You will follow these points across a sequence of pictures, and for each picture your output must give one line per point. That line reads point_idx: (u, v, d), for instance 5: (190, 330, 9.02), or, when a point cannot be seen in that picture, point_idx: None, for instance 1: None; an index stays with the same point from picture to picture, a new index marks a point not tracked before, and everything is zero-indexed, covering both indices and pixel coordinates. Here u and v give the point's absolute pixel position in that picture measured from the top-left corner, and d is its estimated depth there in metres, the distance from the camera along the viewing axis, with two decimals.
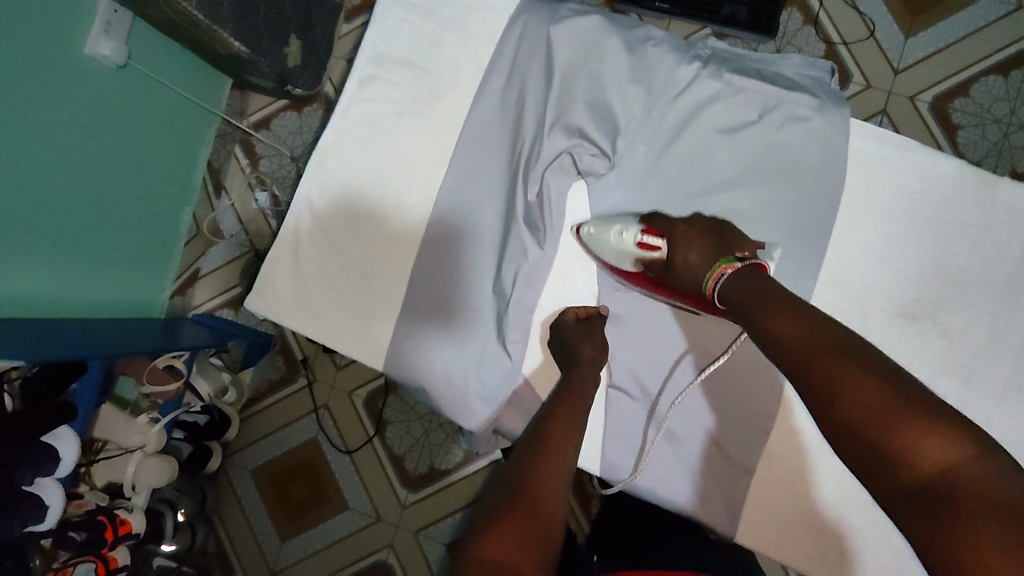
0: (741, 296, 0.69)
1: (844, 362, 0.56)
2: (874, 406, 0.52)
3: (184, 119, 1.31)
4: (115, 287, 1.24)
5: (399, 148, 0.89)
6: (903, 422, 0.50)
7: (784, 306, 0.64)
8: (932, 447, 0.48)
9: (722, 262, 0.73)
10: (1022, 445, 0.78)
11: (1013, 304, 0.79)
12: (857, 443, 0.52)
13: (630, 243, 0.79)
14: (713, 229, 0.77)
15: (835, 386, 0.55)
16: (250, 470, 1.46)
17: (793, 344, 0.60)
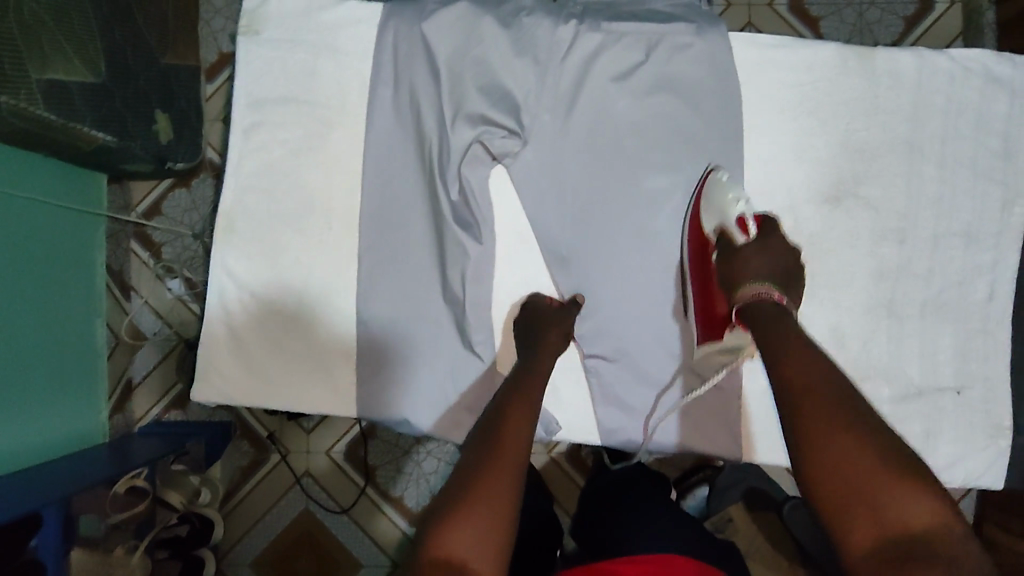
0: (764, 320, 0.68)
1: (844, 420, 0.58)
2: (868, 470, 0.55)
3: (65, 227, 1.22)
4: (48, 425, 1.15)
5: (303, 189, 0.84)
6: (891, 488, 0.53)
7: (798, 346, 0.65)
8: (908, 505, 0.52)
9: (774, 286, 0.70)
10: (964, 284, 0.82)
11: (921, 158, 0.82)
12: (839, 492, 0.55)
13: (734, 210, 0.74)
14: (781, 263, 0.72)
15: (826, 442, 0.57)
16: (250, 563, 1.38)
17: (799, 383, 0.62)
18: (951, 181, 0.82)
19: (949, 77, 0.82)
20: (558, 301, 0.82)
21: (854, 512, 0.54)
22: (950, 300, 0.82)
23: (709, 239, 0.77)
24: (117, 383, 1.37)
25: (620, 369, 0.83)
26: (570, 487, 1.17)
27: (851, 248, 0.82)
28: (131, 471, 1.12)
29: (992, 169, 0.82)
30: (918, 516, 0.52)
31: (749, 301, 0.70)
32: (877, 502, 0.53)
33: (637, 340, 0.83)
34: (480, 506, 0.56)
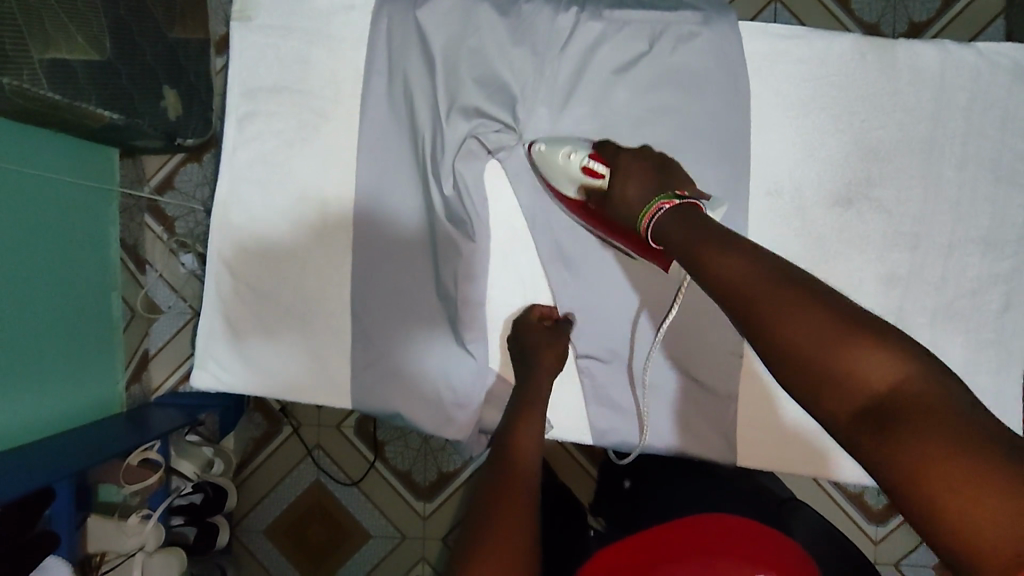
0: (674, 233, 0.65)
1: (791, 294, 0.52)
2: (827, 335, 0.49)
3: (79, 201, 1.23)
4: (67, 396, 1.19)
5: (297, 181, 0.84)
6: (856, 347, 0.47)
7: (716, 242, 0.60)
8: (872, 366, 0.46)
9: (660, 197, 0.69)
10: (978, 293, 0.78)
11: (941, 159, 0.78)
12: (807, 376, 0.49)
13: (576, 166, 0.76)
14: (658, 169, 0.73)
15: (777, 319, 0.52)
16: (263, 530, 1.43)
17: (730, 280, 0.56)
18: (970, 185, 0.78)
19: (975, 72, 0.77)
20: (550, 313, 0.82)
21: (819, 384, 0.48)
22: (963, 309, 0.79)
23: (581, 200, 0.78)
24: (134, 354, 1.41)
25: (614, 370, 0.83)
26: (573, 472, 1.18)
27: (861, 253, 0.79)
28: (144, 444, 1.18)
29: (1013, 173, 0.78)
30: (886, 376, 0.45)
31: (653, 225, 0.68)
32: (840, 371, 0.47)
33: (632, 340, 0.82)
34: (520, 466, 0.64)
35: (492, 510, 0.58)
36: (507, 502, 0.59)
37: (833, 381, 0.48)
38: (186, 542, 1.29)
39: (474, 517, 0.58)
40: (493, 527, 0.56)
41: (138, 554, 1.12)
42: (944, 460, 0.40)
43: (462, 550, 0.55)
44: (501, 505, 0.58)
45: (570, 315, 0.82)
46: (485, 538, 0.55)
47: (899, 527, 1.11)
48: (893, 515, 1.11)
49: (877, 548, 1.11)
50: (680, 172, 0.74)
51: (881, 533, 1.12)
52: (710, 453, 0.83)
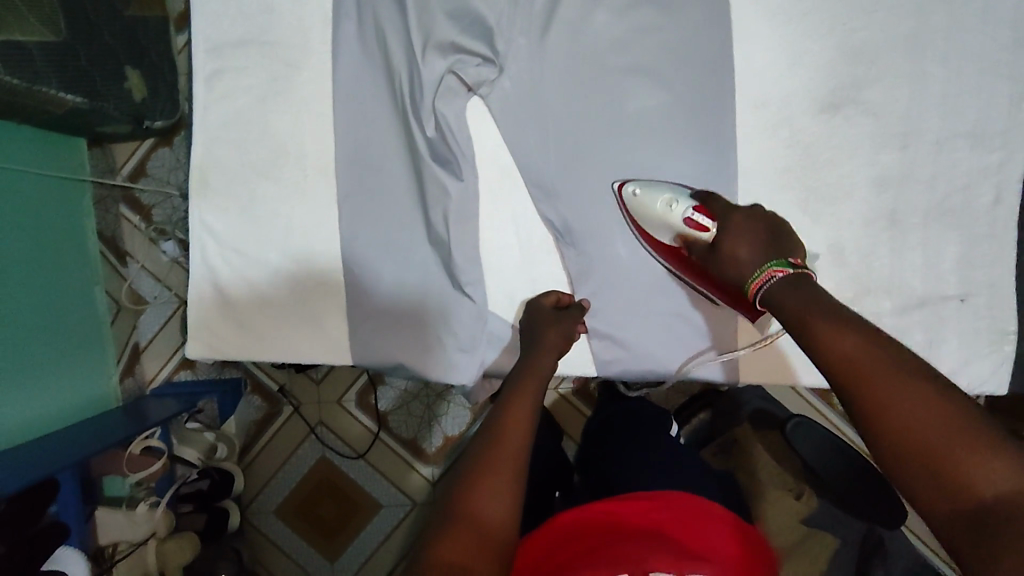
0: (789, 295, 0.59)
1: (916, 382, 0.47)
2: (949, 437, 0.44)
3: (52, 194, 1.20)
4: (62, 391, 1.17)
5: (274, 138, 0.81)
6: (980, 451, 0.42)
7: (830, 312, 0.55)
8: (990, 473, 0.41)
9: (771, 263, 0.62)
10: (968, 188, 0.78)
11: (924, 56, 0.77)
12: (918, 472, 0.44)
13: (677, 214, 0.73)
14: (770, 236, 0.66)
15: (890, 400, 0.46)
16: (273, 511, 1.42)
17: (839, 350, 0.51)
18: (953, 81, 0.77)
19: None
20: (569, 299, 0.81)
21: (935, 486, 0.43)
22: (955, 207, 0.78)
23: (679, 248, 0.75)
24: (125, 347, 1.39)
25: (611, 299, 0.82)
26: (578, 420, 1.18)
27: (852, 159, 0.78)
28: (144, 432, 1.15)
29: (998, 64, 0.77)
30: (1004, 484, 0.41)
31: (770, 285, 0.61)
32: (951, 470, 0.43)
33: (626, 267, 0.81)
34: (518, 404, 0.65)
35: (485, 454, 0.58)
36: (500, 444, 0.59)
37: (945, 488, 0.42)
38: (197, 528, 1.28)
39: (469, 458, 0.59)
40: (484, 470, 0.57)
41: (150, 541, 1.16)
42: None
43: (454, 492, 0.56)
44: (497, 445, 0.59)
45: (583, 303, 0.80)
46: (477, 477, 0.56)
47: None
48: None
49: None
50: (792, 243, 0.67)
51: None
52: (713, 373, 0.83)
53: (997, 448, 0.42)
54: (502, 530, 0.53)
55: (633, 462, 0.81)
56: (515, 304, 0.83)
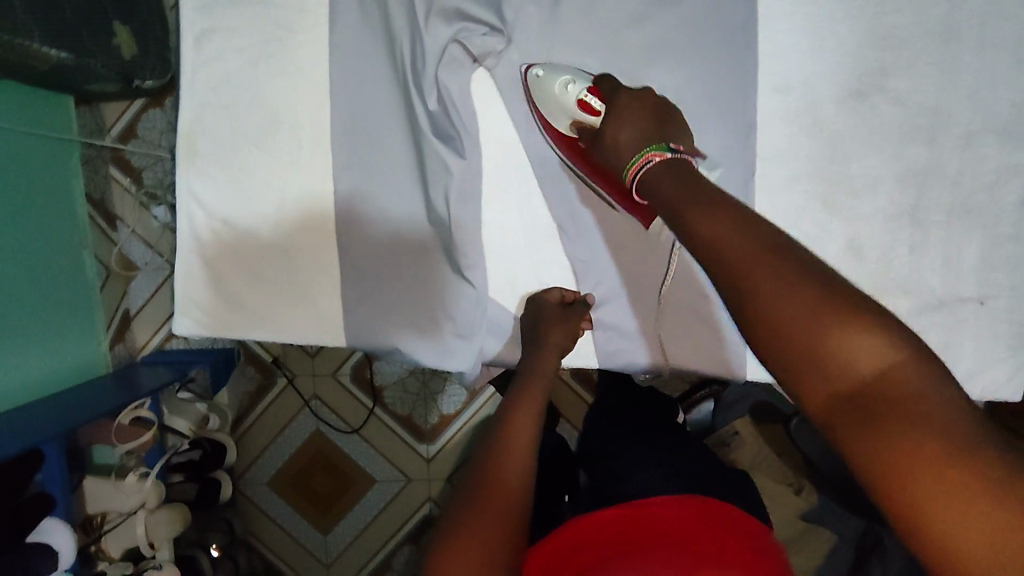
0: (666, 184, 0.55)
1: (776, 264, 0.43)
2: (809, 317, 0.40)
3: (36, 154, 1.14)
4: (47, 359, 1.14)
5: (265, 106, 0.77)
6: (849, 328, 0.39)
7: (703, 204, 0.50)
8: (860, 350, 0.38)
9: (649, 147, 0.60)
10: (997, 186, 0.74)
11: (961, 43, 0.72)
12: (791, 361, 0.41)
13: (570, 97, 0.68)
14: (656, 113, 0.64)
15: (760, 287, 0.43)
16: (266, 482, 1.41)
17: (713, 246, 0.47)
18: (990, 71, 0.72)
19: None
20: (572, 295, 0.78)
21: (803, 373, 0.40)
22: (980, 205, 0.74)
23: (575, 136, 0.71)
24: (114, 314, 1.35)
25: (614, 291, 0.79)
26: (576, 406, 1.16)
27: (876, 149, 0.74)
28: (136, 402, 1.12)
29: None
30: (872, 363, 0.38)
31: (653, 167, 0.58)
32: (823, 349, 0.39)
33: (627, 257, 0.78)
34: (523, 413, 0.63)
35: (488, 460, 0.57)
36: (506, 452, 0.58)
37: (816, 369, 0.39)
38: (188, 499, 1.27)
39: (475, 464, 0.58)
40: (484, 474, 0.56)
41: (139, 513, 1.12)
42: (937, 464, 0.34)
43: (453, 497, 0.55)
44: (501, 451, 0.58)
45: (586, 297, 0.78)
46: (485, 482, 0.54)
47: None
48: None
49: None
50: (679, 123, 0.65)
51: None
52: (719, 368, 0.80)
53: (865, 323, 0.39)
54: (512, 523, 0.51)
55: (643, 460, 0.77)
56: (516, 293, 0.80)
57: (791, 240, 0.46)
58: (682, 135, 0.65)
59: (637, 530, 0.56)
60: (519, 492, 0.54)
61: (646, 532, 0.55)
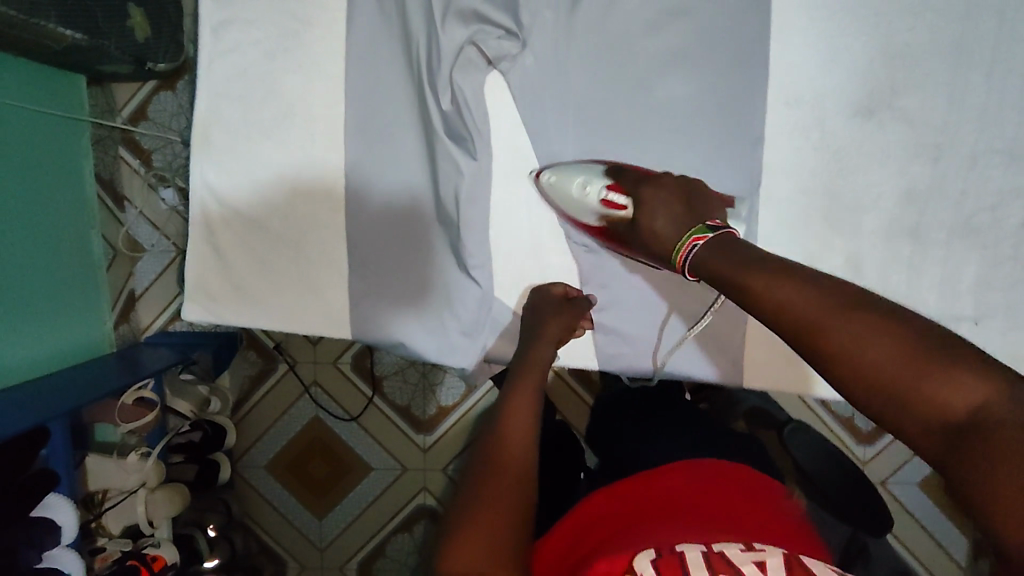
0: (716, 263, 0.59)
1: (862, 318, 0.48)
2: (904, 366, 0.45)
3: (47, 133, 1.15)
4: (53, 335, 1.15)
5: (281, 99, 0.78)
6: (936, 371, 0.43)
7: (778, 267, 0.55)
8: (952, 389, 0.42)
9: (690, 233, 0.64)
10: (1000, 207, 0.75)
11: (971, 65, 0.72)
12: (889, 406, 0.45)
13: (591, 199, 0.73)
14: (683, 199, 0.68)
15: (847, 341, 0.47)
16: (265, 466, 1.43)
17: (794, 306, 0.51)
18: (999, 93, 0.73)
19: None
20: (575, 291, 0.79)
21: (906, 421, 0.44)
22: (982, 226, 0.75)
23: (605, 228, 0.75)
24: (120, 294, 1.36)
25: (617, 294, 0.80)
26: (573, 403, 1.17)
27: (882, 166, 0.75)
28: (138, 383, 1.15)
29: None
30: (965, 399, 0.42)
31: (692, 251, 0.62)
32: (918, 393, 0.44)
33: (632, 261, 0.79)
34: (519, 407, 0.63)
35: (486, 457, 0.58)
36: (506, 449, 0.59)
37: (915, 411, 0.44)
38: (187, 479, 1.29)
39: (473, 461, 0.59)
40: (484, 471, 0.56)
41: (140, 491, 1.14)
42: None
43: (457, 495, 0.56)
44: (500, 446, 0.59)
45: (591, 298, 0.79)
46: (482, 478, 0.55)
47: (888, 447, 1.23)
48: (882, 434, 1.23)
49: (866, 465, 1.23)
50: (706, 203, 0.69)
51: (869, 453, 1.24)
52: (716, 374, 0.82)
53: (952, 363, 0.43)
54: (506, 528, 0.51)
55: (645, 447, 0.77)
56: (519, 292, 0.81)
57: (871, 296, 0.50)
58: (714, 213, 0.69)
59: (664, 510, 0.60)
60: (519, 488, 0.55)
61: (676, 509, 0.59)
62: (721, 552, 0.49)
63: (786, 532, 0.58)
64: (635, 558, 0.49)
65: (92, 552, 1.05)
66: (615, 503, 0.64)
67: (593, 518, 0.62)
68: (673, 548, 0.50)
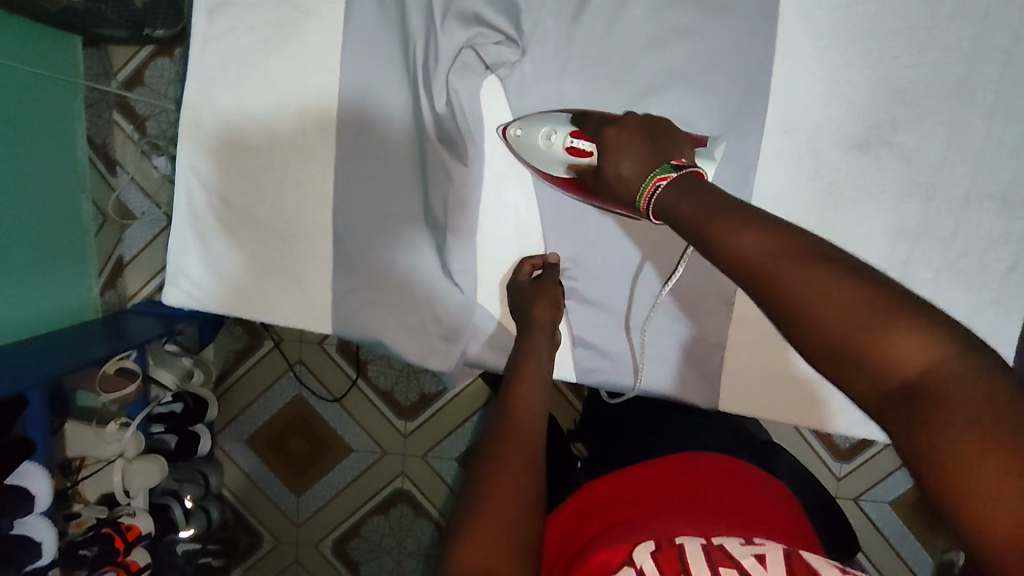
0: (682, 202, 0.53)
1: (815, 262, 0.43)
2: (858, 316, 0.40)
3: (42, 93, 1.13)
4: (37, 298, 1.13)
5: (274, 88, 0.76)
6: (888, 326, 0.39)
7: (728, 211, 0.49)
8: (905, 346, 0.38)
9: (655, 173, 0.58)
10: (989, 251, 0.74)
11: (972, 107, 0.72)
12: (841, 361, 0.40)
13: (557, 148, 0.71)
14: (645, 139, 0.64)
15: (799, 292, 0.42)
16: (245, 440, 1.44)
17: (747, 254, 0.46)
18: (997, 137, 0.72)
19: None
20: (541, 261, 0.77)
21: (852, 369, 0.40)
22: (970, 268, 0.75)
23: (574, 178, 0.72)
24: (108, 259, 1.35)
25: (604, 309, 0.80)
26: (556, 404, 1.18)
27: (875, 201, 0.75)
28: (120, 353, 1.13)
29: None
30: (916, 359, 0.37)
31: (664, 189, 0.56)
32: (869, 349, 0.39)
33: (619, 277, 0.79)
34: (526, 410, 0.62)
35: (486, 474, 0.54)
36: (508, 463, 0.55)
37: (866, 367, 0.39)
38: (167, 449, 1.29)
39: (473, 476, 0.56)
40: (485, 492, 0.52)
41: (117, 461, 1.12)
42: (996, 449, 0.33)
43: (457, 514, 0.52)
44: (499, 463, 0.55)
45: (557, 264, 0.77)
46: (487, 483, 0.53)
47: (861, 466, 1.25)
48: (857, 454, 1.25)
49: (839, 482, 1.25)
50: (673, 139, 0.65)
51: (844, 470, 1.26)
52: (695, 393, 0.82)
53: (906, 319, 0.39)
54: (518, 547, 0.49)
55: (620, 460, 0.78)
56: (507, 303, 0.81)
57: (833, 245, 0.45)
58: (682, 151, 0.64)
59: (654, 503, 0.60)
60: (524, 510, 0.52)
61: (666, 503, 0.59)
62: (720, 545, 0.48)
63: (779, 525, 0.58)
64: (635, 549, 0.49)
65: (66, 518, 1.07)
66: (612, 492, 0.64)
67: (592, 506, 0.63)
68: (671, 540, 0.49)
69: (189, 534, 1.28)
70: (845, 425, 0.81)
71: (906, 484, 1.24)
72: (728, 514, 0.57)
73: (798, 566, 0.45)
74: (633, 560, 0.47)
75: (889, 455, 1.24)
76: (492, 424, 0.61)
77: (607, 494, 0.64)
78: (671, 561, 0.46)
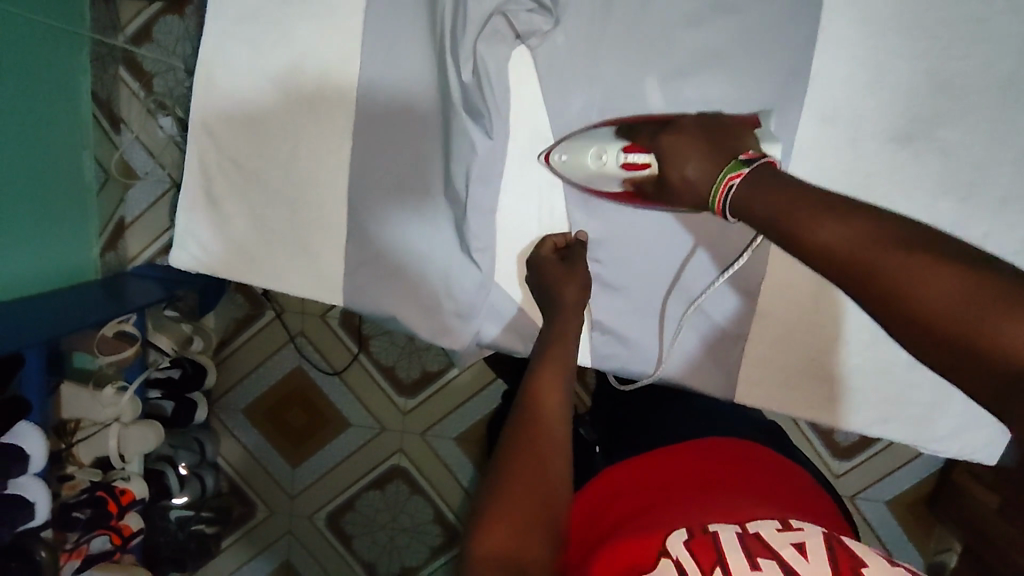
0: (761, 197, 0.53)
1: (910, 252, 0.42)
2: (961, 305, 0.39)
3: (49, 44, 1.07)
4: (33, 256, 1.08)
5: (293, 47, 0.73)
6: (994, 314, 0.37)
7: (813, 204, 0.49)
8: (1017, 336, 0.36)
9: (725, 172, 0.57)
10: (1023, 255, 0.72)
11: (1017, 104, 0.69)
12: (944, 352, 0.40)
13: (612, 167, 0.70)
14: (704, 133, 0.62)
15: (895, 282, 0.42)
16: (243, 408, 1.43)
17: (837, 250, 0.46)
18: None
19: None
20: (565, 239, 0.75)
21: (957, 361, 0.39)
22: None
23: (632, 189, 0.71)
24: (109, 221, 1.31)
25: (624, 294, 0.78)
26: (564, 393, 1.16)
27: (909, 197, 0.72)
28: (120, 317, 1.13)
29: None
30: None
31: (738, 185, 0.56)
32: (974, 338, 0.38)
33: (642, 263, 0.76)
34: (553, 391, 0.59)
35: (509, 468, 0.53)
36: (534, 452, 0.54)
37: (972, 358, 0.38)
38: (164, 415, 1.26)
39: (495, 465, 0.55)
40: (507, 488, 0.51)
41: (114, 425, 1.11)
42: None
43: (475, 511, 0.52)
44: (524, 455, 0.53)
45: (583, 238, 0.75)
46: (509, 475, 0.52)
47: (861, 464, 1.24)
48: (858, 452, 1.24)
49: (838, 479, 1.25)
50: (736, 130, 0.64)
51: (844, 468, 1.25)
52: (709, 385, 0.81)
53: (1014, 305, 0.37)
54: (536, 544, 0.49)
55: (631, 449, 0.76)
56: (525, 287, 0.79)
57: (939, 232, 0.44)
58: (746, 142, 0.62)
59: (682, 487, 0.59)
60: (546, 509, 0.51)
61: (695, 488, 0.58)
62: (757, 533, 0.47)
63: (809, 515, 0.57)
64: (668, 537, 0.48)
65: (60, 480, 1.03)
66: (635, 475, 0.63)
67: (615, 490, 0.62)
68: (704, 527, 0.48)
69: (183, 501, 1.27)
70: (860, 424, 0.79)
71: (905, 484, 1.24)
72: (753, 499, 0.56)
73: (841, 557, 0.44)
74: (667, 551, 0.46)
75: (889, 456, 1.23)
76: (520, 405, 0.58)
77: (629, 478, 0.63)
78: (706, 550, 0.45)
